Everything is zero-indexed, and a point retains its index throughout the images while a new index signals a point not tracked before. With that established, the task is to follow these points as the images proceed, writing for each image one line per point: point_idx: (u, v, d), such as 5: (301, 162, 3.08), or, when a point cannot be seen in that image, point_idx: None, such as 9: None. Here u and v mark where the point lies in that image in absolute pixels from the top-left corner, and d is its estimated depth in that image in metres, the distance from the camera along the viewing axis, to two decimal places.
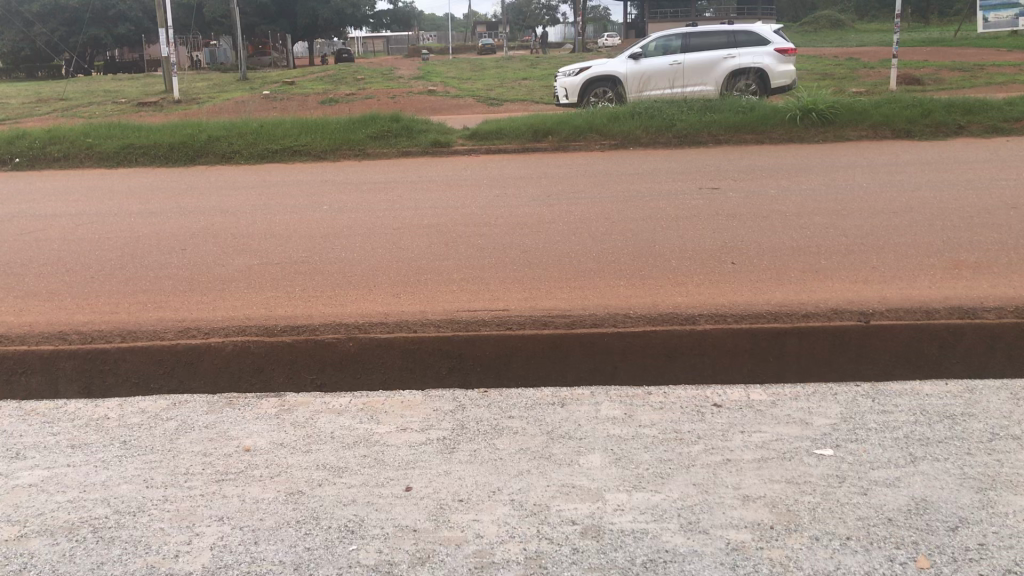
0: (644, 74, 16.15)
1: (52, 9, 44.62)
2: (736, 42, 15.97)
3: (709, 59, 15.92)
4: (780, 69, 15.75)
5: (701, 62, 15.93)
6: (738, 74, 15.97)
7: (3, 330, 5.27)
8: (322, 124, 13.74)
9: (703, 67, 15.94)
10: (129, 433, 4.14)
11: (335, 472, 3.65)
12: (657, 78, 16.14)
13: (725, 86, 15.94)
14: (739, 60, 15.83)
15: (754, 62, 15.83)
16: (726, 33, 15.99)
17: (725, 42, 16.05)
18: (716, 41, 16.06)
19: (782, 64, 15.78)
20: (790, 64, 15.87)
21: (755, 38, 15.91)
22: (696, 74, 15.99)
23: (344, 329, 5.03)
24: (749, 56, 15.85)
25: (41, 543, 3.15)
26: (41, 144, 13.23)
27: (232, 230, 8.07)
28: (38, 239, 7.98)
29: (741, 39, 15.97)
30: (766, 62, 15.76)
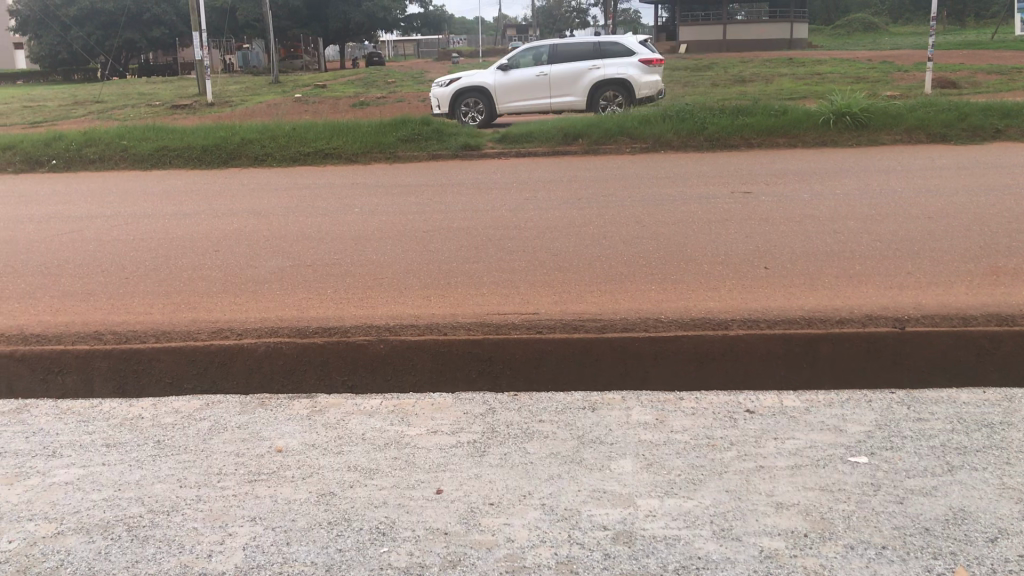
0: (514, 84, 16.16)
1: (89, 14, 45.27)
2: (601, 53, 16.08)
3: (576, 70, 16.02)
4: (645, 80, 15.91)
5: (567, 73, 16.03)
6: (603, 84, 16.09)
7: (40, 329, 5.35)
8: (353, 127, 13.82)
9: (571, 78, 16.04)
10: (163, 433, 4.18)
11: (366, 474, 3.66)
12: (526, 89, 16.18)
13: (591, 97, 16.06)
14: (604, 71, 15.96)
15: (619, 72, 15.95)
16: (591, 44, 16.10)
17: (589, 53, 16.15)
18: (581, 52, 16.14)
19: (647, 75, 15.94)
20: (656, 74, 16.04)
21: (621, 48, 16.03)
22: (561, 85, 16.11)
23: (375, 332, 5.05)
24: (614, 66, 15.97)
25: (76, 540, 3.19)
26: (77, 146, 13.42)
27: (265, 232, 8.14)
28: (74, 240, 8.08)
29: (608, 50, 16.09)
30: (631, 73, 15.90)
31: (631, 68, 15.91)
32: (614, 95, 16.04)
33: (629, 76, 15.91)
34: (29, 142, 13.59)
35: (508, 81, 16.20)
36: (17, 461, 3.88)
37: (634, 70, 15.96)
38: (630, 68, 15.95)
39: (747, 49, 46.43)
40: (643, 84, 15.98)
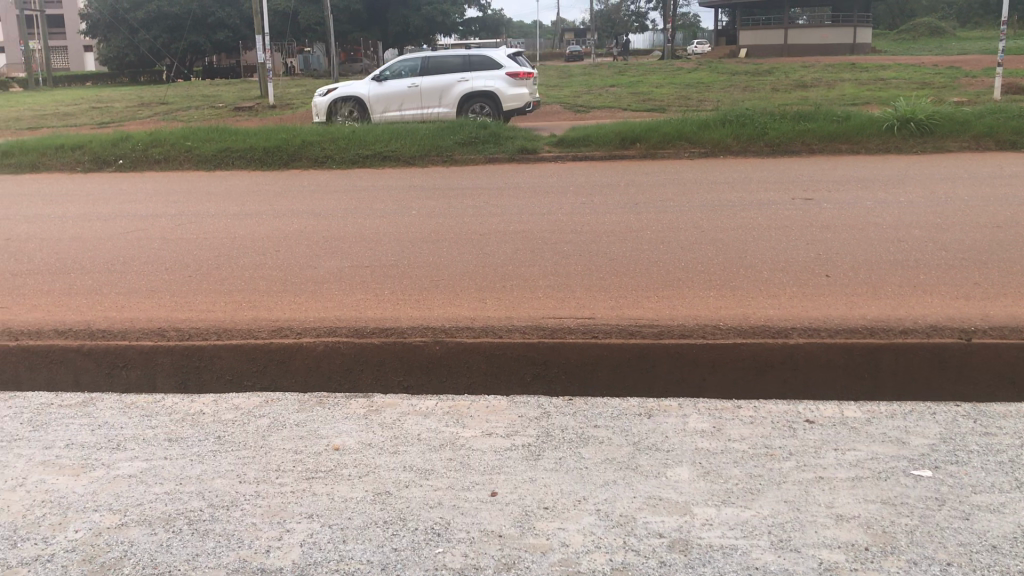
0: (388, 95, 16.43)
1: (156, 17, 46.33)
2: (471, 66, 16.38)
3: (445, 82, 16.31)
4: (510, 92, 16.19)
5: (437, 85, 16.31)
6: (471, 97, 16.36)
7: (106, 325, 5.49)
8: (411, 129, 13.94)
9: (439, 89, 16.33)
10: (223, 429, 4.26)
11: (422, 474, 3.68)
12: (399, 100, 16.45)
13: (461, 108, 16.33)
14: (472, 83, 16.24)
15: (487, 85, 16.25)
16: (462, 57, 16.40)
17: (460, 65, 16.45)
18: (453, 65, 16.44)
19: (513, 87, 16.22)
20: (524, 86, 16.33)
21: (489, 62, 16.33)
22: (431, 96, 16.38)
23: (432, 333, 5.09)
24: (483, 79, 16.25)
25: (139, 532, 3.26)
26: (144, 146, 13.73)
27: (323, 233, 8.24)
28: (140, 238, 8.27)
29: (480, 63, 16.40)
30: (498, 85, 16.18)
31: (498, 81, 16.21)
32: (484, 106, 16.30)
33: (496, 88, 16.20)
34: (97, 142, 13.93)
35: (381, 92, 16.47)
36: (83, 452, 3.98)
37: (503, 83, 16.26)
38: (498, 80, 16.24)
39: (808, 55, 45.81)
40: (508, 96, 16.26)
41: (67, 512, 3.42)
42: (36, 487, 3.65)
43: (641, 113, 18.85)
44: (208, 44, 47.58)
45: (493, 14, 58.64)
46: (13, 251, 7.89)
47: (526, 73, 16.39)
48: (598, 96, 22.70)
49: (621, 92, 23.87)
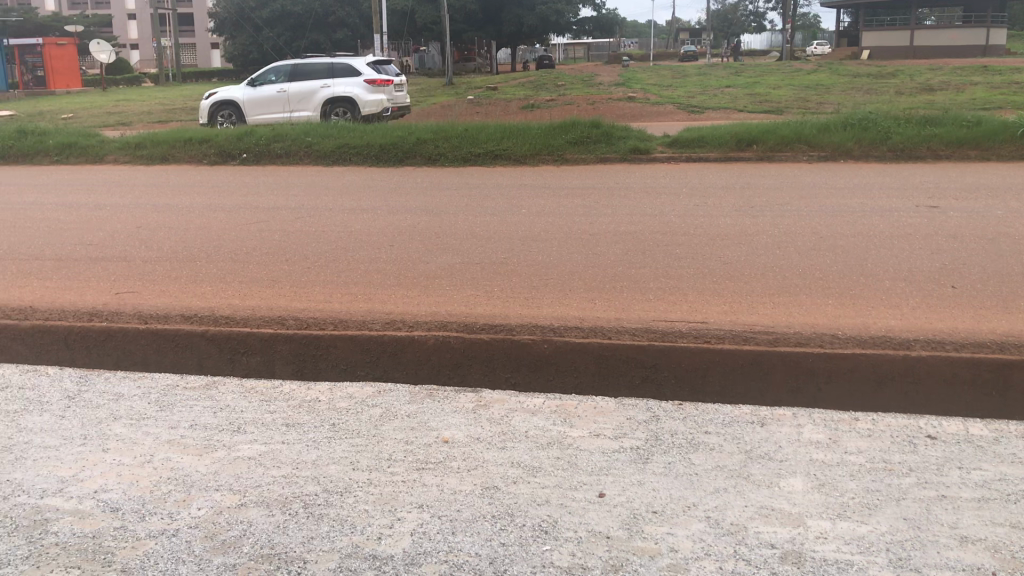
0: (259, 99, 17.48)
1: (279, 15, 47.87)
2: (333, 74, 17.41)
3: (310, 87, 17.30)
4: (369, 97, 17.16)
5: (303, 90, 17.32)
6: (335, 101, 17.33)
7: (229, 312, 5.69)
8: (523, 128, 14.02)
9: (303, 94, 17.34)
10: (337, 416, 4.37)
11: (529, 471, 3.70)
12: (268, 104, 17.48)
13: (323, 112, 17.31)
14: (333, 89, 17.24)
15: (348, 91, 17.23)
16: (326, 65, 17.42)
17: (326, 72, 17.48)
18: (316, 71, 17.45)
19: (371, 93, 17.20)
20: (381, 93, 17.32)
21: (350, 69, 17.32)
22: (298, 101, 17.39)
23: (540, 331, 5.10)
24: (345, 86, 17.26)
25: (258, 513, 3.38)
26: (266, 141, 14.19)
27: (436, 230, 8.34)
28: (262, 230, 8.56)
29: (345, 71, 17.42)
30: (357, 91, 17.17)
31: (357, 87, 17.20)
32: (345, 111, 17.29)
33: (354, 95, 17.18)
34: (223, 136, 14.48)
35: (253, 96, 17.53)
36: (205, 433, 4.14)
37: (361, 89, 17.25)
38: (357, 87, 17.24)
39: (938, 56, 43.85)
40: (367, 103, 17.23)
41: (191, 490, 3.57)
42: (162, 464, 3.82)
43: (757, 115, 18.46)
44: (328, 42, 48.87)
45: (607, 13, 58.27)
46: (144, 239, 8.27)
47: (385, 80, 17.38)
48: (714, 97, 22.32)
49: (737, 93, 23.42)
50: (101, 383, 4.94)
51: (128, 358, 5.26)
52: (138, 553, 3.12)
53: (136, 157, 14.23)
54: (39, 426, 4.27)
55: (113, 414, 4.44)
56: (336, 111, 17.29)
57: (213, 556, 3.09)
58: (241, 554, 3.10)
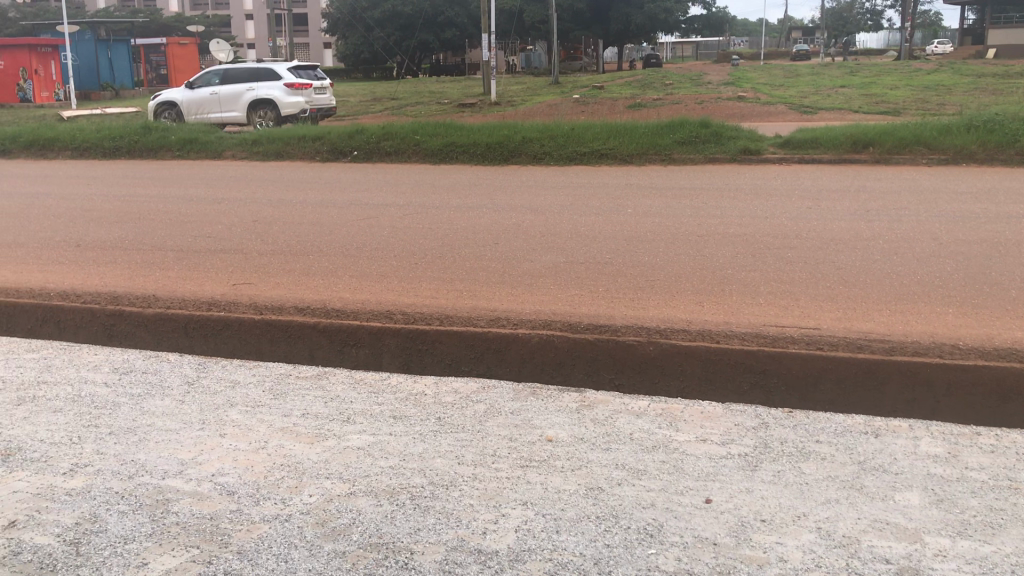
0: (195, 101, 18.94)
1: (390, 16, 48.76)
2: (259, 78, 18.70)
3: (237, 90, 18.62)
4: (288, 100, 18.40)
5: (230, 91, 18.66)
6: (258, 104, 18.62)
7: (341, 305, 5.83)
8: (630, 127, 13.91)
9: (232, 97, 18.68)
10: (443, 411, 4.42)
11: (634, 473, 3.67)
12: (203, 104, 18.91)
13: (249, 113, 18.63)
14: (257, 92, 18.52)
15: (269, 93, 18.51)
16: (252, 69, 18.72)
17: (252, 76, 18.79)
18: (244, 75, 18.75)
19: (289, 97, 18.41)
20: (300, 95, 18.57)
21: (273, 74, 18.56)
22: (228, 102, 18.74)
23: (646, 333, 5.07)
24: (267, 89, 18.53)
25: (366, 502, 3.45)
26: (376, 139, 14.44)
27: (542, 228, 8.36)
28: (372, 226, 8.75)
29: (270, 75, 18.70)
30: (277, 94, 18.43)
31: (277, 91, 18.44)
32: (267, 112, 18.58)
33: (274, 97, 18.47)
34: (335, 133, 14.82)
35: (190, 97, 19.01)
36: (317, 423, 4.26)
37: (281, 91, 18.52)
38: (279, 90, 18.48)
39: None
40: (287, 104, 18.46)
41: (303, 477, 3.68)
42: (276, 451, 3.94)
43: (873, 115, 17.89)
44: (437, 42, 49.52)
45: (718, 11, 57.32)
46: (260, 232, 8.56)
47: (304, 84, 18.59)
48: (828, 97, 21.71)
49: (852, 93, 22.75)
50: (218, 370, 5.13)
51: (243, 348, 5.44)
52: (254, 535, 3.22)
53: (254, 154, 14.73)
54: (160, 409, 4.46)
55: (230, 401, 4.60)
56: (259, 113, 18.58)
57: (324, 543, 3.17)
58: (351, 543, 3.17)
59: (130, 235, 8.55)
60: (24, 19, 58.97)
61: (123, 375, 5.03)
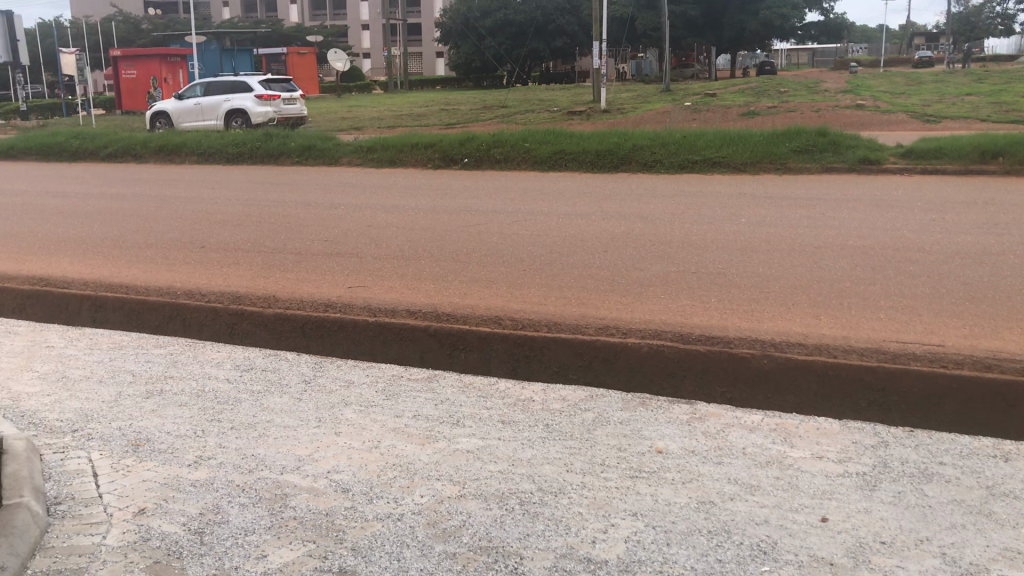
0: (182, 110, 21.47)
1: (502, 24, 49.17)
2: (235, 90, 21.03)
3: (215, 101, 21.01)
4: (256, 110, 20.61)
5: (212, 102, 21.07)
6: (233, 113, 20.92)
7: (451, 309, 5.91)
8: (745, 136, 13.66)
9: (211, 107, 21.10)
10: (551, 418, 4.43)
11: (747, 489, 3.60)
12: (188, 113, 21.39)
13: (225, 121, 20.98)
14: (232, 102, 20.86)
15: (241, 104, 20.78)
16: (230, 83, 21.08)
17: (230, 89, 21.15)
18: (222, 87, 21.15)
19: (258, 107, 20.62)
20: (268, 105, 20.77)
21: (246, 87, 20.86)
22: (209, 112, 21.16)
23: (759, 346, 4.96)
24: (240, 100, 20.82)
25: (476, 505, 3.48)
26: (487, 146, 14.58)
27: (651, 236, 8.30)
28: (482, 231, 8.86)
29: (245, 88, 20.98)
30: (248, 104, 20.67)
31: (248, 101, 20.69)
32: (240, 120, 20.85)
33: (246, 107, 20.73)
34: (447, 140, 15.01)
35: (179, 107, 21.54)
36: (427, 424, 4.33)
37: (251, 102, 20.76)
38: (250, 101, 20.72)
39: None
40: (256, 114, 20.67)
41: (414, 477, 3.74)
42: (388, 450, 4.03)
43: (1004, 125, 17.09)
44: (548, 50, 49.72)
45: (836, 17, 55.80)
46: (373, 236, 8.76)
47: (273, 96, 20.77)
48: (955, 106, 20.84)
49: (981, 101, 21.79)
50: (334, 369, 5.27)
51: (357, 349, 5.57)
52: (367, 533, 3.29)
53: (368, 160, 15.09)
54: (278, 406, 4.61)
55: (344, 400, 4.72)
56: (233, 120, 20.86)
57: (435, 543, 3.21)
58: (461, 544, 3.20)
59: (250, 238, 8.86)
60: (155, 29, 61.85)
61: (244, 372, 5.22)
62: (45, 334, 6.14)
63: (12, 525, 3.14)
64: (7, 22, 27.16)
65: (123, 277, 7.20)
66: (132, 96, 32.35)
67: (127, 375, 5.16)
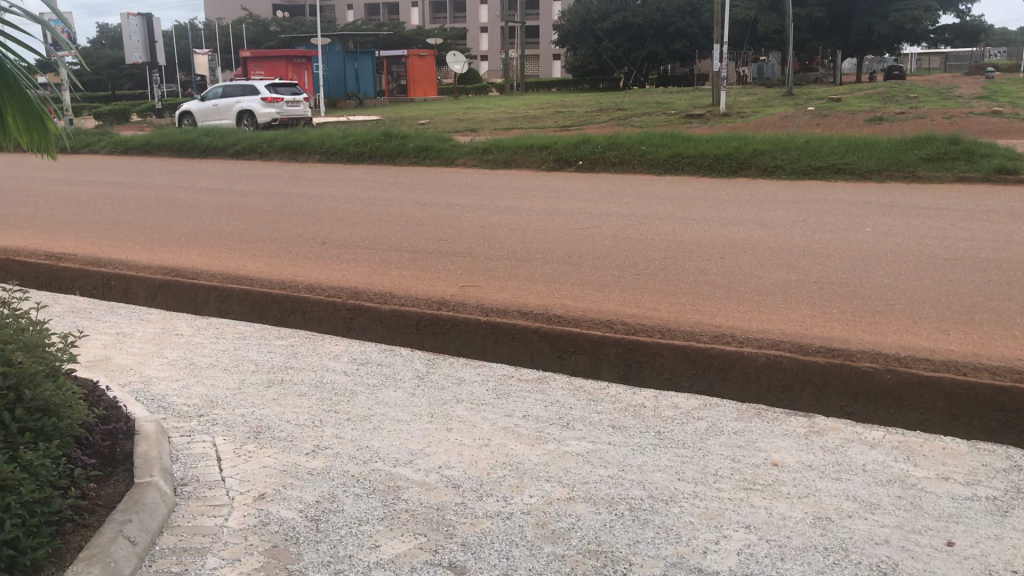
0: (204, 110, 23.70)
1: (620, 27, 48.87)
2: (246, 93, 23.00)
3: (229, 102, 23.02)
4: (261, 111, 22.48)
5: (225, 103, 23.16)
6: (243, 113, 22.87)
7: (563, 311, 5.91)
8: (872, 142, 13.20)
9: (226, 107, 23.14)
10: (663, 425, 4.37)
11: (867, 507, 3.47)
12: (208, 113, 23.58)
13: (237, 120, 22.99)
14: (242, 104, 22.82)
15: (250, 104, 22.72)
16: (242, 85, 23.07)
17: (242, 90, 23.12)
18: (236, 89, 23.16)
19: (262, 108, 22.49)
20: (272, 107, 22.54)
21: (254, 89, 22.78)
22: (224, 112, 23.20)
23: (883, 360, 4.78)
24: (248, 102, 22.77)
25: (585, 509, 3.47)
26: (602, 148, 14.50)
27: (770, 244, 8.10)
28: (596, 234, 8.85)
29: (254, 91, 22.89)
30: (254, 105, 22.57)
31: (254, 103, 22.60)
32: (248, 120, 22.78)
33: (252, 108, 22.61)
34: (563, 142, 15.01)
35: (202, 107, 23.76)
36: (538, 425, 4.33)
37: (258, 104, 22.62)
38: (256, 102, 22.63)
39: None
40: (261, 114, 22.55)
41: (523, 477, 3.75)
42: (499, 449, 4.05)
43: None
44: (666, 52, 49.17)
45: (973, 20, 53.26)
46: (487, 237, 8.85)
47: (276, 98, 22.55)
48: None
49: None
50: (446, 366, 5.34)
51: (468, 347, 5.62)
52: (477, 529, 3.32)
53: (484, 161, 15.23)
54: (392, 400, 4.70)
55: (456, 397, 4.78)
56: (243, 120, 22.84)
57: (544, 544, 3.21)
58: (570, 547, 3.19)
59: (368, 236, 9.05)
60: (282, 32, 64.24)
61: (360, 365, 5.34)
62: (175, 322, 6.44)
63: (142, 502, 3.28)
64: (146, 24, 28.60)
65: (246, 269, 7.48)
66: None
67: (250, 365, 5.34)
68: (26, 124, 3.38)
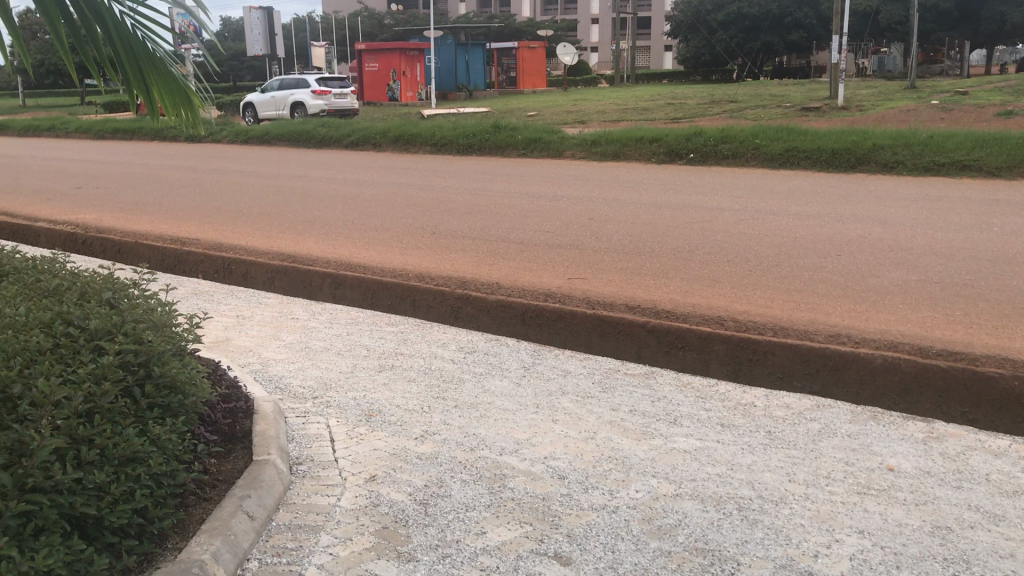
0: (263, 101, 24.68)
1: (734, 17, 47.79)
2: (300, 86, 24.18)
3: (284, 95, 24.18)
4: (311, 103, 23.66)
5: (280, 95, 24.33)
6: (296, 105, 24.06)
7: (673, 307, 5.84)
8: (1004, 137, 12.59)
9: (281, 99, 24.25)
10: (774, 425, 4.29)
11: (991, 518, 3.33)
12: (265, 104, 24.62)
13: (291, 111, 24.13)
14: (295, 96, 24.00)
15: (301, 97, 23.92)
16: (296, 79, 24.25)
17: (296, 84, 24.28)
18: (290, 83, 24.33)
19: (312, 101, 23.68)
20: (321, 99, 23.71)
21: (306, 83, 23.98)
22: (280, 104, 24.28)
23: (1010, 366, 4.56)
24: (300, 94, 23.95)
25: (692, 506, 3.43)
26: (713, 141, 14.23)
27: (891, 242, 7.82)
28: (705, 228, 8.71)
29: (306, 84, 24.12)
30: (305, 98, 23.75)
31: (306, 96, 23.79)
32: (300, 112, 23.94)
33: (304, 100, 23.77)
34: (673, 135, 14.79)
35: (261, 99, 24.76)
36: (644, 420, 4.31)
37: (309, 97, 23.79)
38: (307, 95, 23.82)
39: None
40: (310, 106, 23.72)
41: (629, 472, 3.73)
42: (604, 443, 4.04)
43: None
44: (782, 44, 47.92)
45: None
46: (595, 229, 8.81)
47: (326, 91, 23.73)
48: None
49: None
50: (553, 358, 5.35)
51: (574, 340, 5.62)
52: (582, 522, 3.32)
53: (592, 154, 15.15)
54: (498, 390, 4.74)
55: (563, 388, 4.79)
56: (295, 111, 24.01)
57: (650, 540, 3.19)
58: (676, 544, 3.17)
59: (477, 227, 9.13)
60: (395, 25, 65.20)
61: (467, 354, 5.40)
62: (291, 307, 6.64)
63: (260, 479, 3.40)
64: (268, 17, 29.43)
65: (360, 257, 7.65)
66: (375, 87, 34.27)
67: (362, 349, 5.48)
68: (170, 100, 3.70)
